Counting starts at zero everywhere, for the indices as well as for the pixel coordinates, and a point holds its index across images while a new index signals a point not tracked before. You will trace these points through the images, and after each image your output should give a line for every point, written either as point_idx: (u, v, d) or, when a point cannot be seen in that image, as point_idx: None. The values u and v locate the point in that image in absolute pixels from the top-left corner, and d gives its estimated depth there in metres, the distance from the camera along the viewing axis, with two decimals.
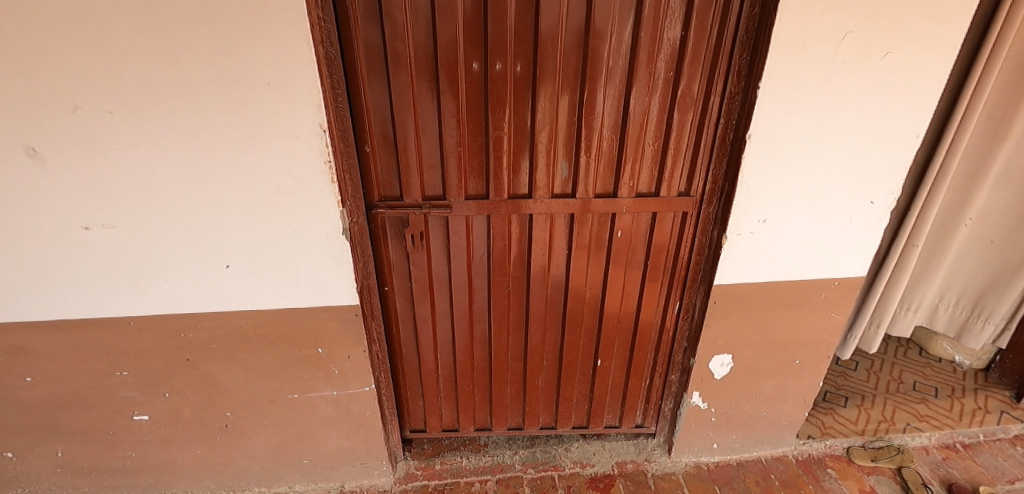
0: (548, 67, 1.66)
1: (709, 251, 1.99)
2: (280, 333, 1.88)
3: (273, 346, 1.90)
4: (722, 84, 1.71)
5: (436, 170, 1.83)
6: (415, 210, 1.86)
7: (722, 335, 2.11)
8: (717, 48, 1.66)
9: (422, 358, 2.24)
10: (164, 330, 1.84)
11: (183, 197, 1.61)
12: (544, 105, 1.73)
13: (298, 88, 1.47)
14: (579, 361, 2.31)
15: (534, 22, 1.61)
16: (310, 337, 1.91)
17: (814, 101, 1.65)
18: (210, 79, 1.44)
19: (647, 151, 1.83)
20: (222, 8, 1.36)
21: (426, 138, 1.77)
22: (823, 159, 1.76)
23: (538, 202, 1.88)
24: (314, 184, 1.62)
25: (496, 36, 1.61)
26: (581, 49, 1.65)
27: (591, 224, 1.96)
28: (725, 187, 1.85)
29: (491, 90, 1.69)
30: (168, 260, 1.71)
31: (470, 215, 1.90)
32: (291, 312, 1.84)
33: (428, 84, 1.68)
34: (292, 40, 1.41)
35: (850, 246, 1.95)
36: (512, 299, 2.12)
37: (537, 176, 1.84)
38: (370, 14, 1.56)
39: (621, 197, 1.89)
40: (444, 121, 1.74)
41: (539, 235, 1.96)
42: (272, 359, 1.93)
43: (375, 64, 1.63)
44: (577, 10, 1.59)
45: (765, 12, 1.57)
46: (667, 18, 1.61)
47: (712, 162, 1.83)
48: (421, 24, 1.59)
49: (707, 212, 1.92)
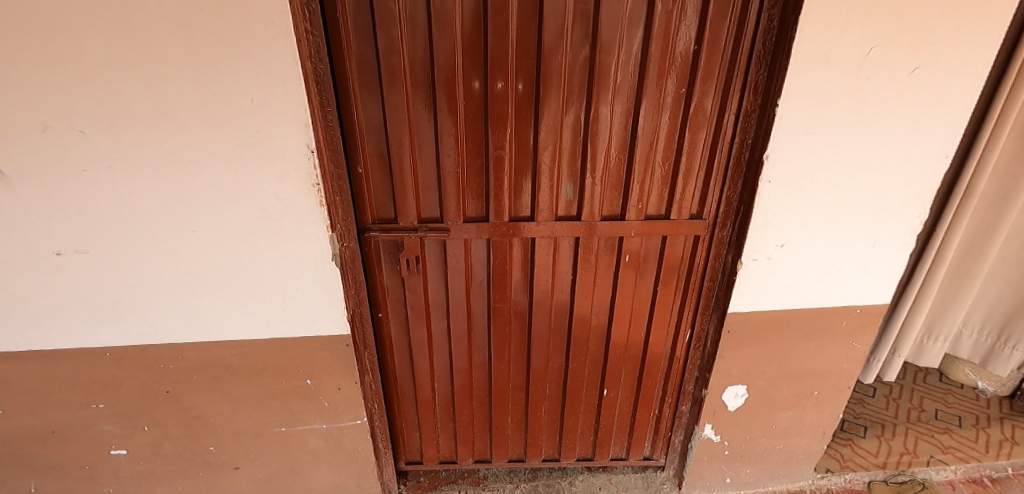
0: (552, 85, 1.57)
1: (723, 277, 1.88)
2: (268, 364, 1.77)
3: (259, 378, 1.79)
4: (737, 101, 1.60)
5: (433, 191, 1.73)
6: (410, 234, 1.76)
7: (737, 365, 1.98)
8: (731, 63, 1.56)
9: (418, 387, 2.12)
10: (143, 361, 1.73)
11: (162, 221, 1.50)
12: (548, 123, 1.63)
13: (284, 106, 1.37)
14: (584, 390, 2.18)
15: (537, 36, 1.51)
16: (300, 368, 1.79)
17: (835, 119, 1.55)
18: (189, 96, 1.34)
19: (656, 171, 1.72)
20: (202, 20, 1.26)
21: (423, 158, 1.67)
22: (844, 180, 1.65)
23: (541, 225, 1.78)
24: (302, 207, 1.51)
25: (498, 52, 1.52)
26: (587, 64, 1.55)
27: (597, 248, 1.85)
28: (740, 209, 1.74)
29: (491, 107, 1.59)
30: (146, 287, 1.60)
31: (469, 239, 1.79)
32: (278, 342, 1.73)
33: (425, 102, 1.58)
34: (277, 55, 1.31)
35: (873, 272, 1.83)
36: (514, 326, 2.01)
37: (539, 198, 1.74)
38: (364, 27, 1.47)
39: (628, 220, 1.79)
40: (441, 140, 1.64)
41: (543, 260, 1.85)
42: (258, 391, 1.82)
43: (369, 80, 1.54)
44: (583, 24, 1.50)
45: (784, 26, 1.47)
46: (679, 32, 1.52)
47: (726, 183, 1.72)
48: (417, 40, 1.50)
49: (720, 236, 1.81)
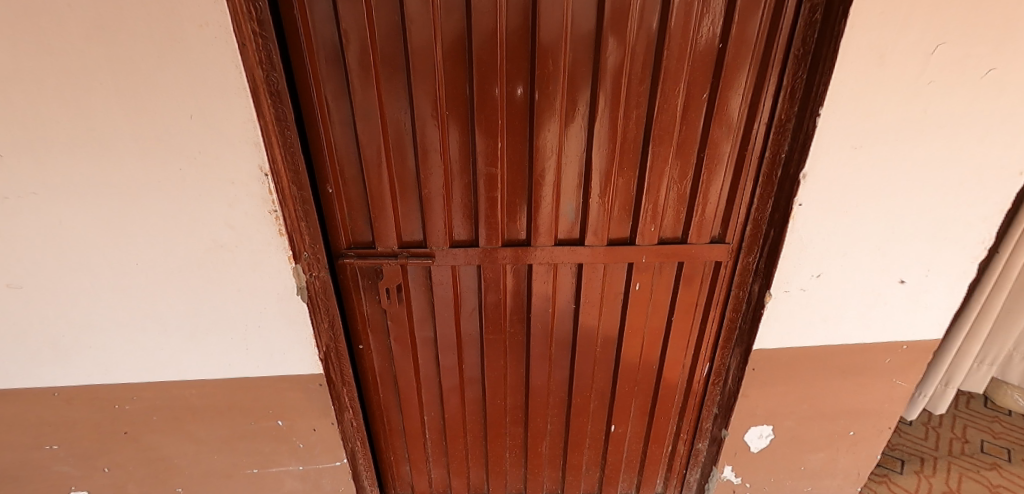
0: (550, 92, 1.34)
1: (748, 308, 1.64)
2: (234, 406, 1.59)
3: (225, 420, 1.61)
4: (768, 108, 1.35)
5: (415, 211, 1.51)
6: (389, 260, 1.55)
7: (762, 405, 1.75)
8: (763, 65, 1.30)
9: (405, 422, 1.91)
10: (96, 401, 1.55)
11: (100, 252, 1.31)
12: (546, 135, 1.40)
13: (228, 122, 1.17)
14: (590, 426, 1.96)
15: (532, 34, 1.28)
16: (268, 409, 1.61)
17: (887, 130, 1.29)
18: (117, 112, 1.15)
19: (673, 188, 1.48)
20: (124, 24, 1.06)
21: (403, 175, 1.45)
22: (896, 202, 1.39)
23: (539, 250, 1.56)
24: (258, 236, 1.31)
25: (485, 55, 1.29)
26: (592, 66, 1.32)
27: (602, 274, 1.61)
28: (770, 233, 1.49)
29: (480, 117, 1.36)
30: (91, 324, 1.42)
31: (457, 265, 1.58)
32: (244, 381, 1.55)
33: (403, 113, 1.37)
34: (215, 63, 1.11)
35: (924, 304, 1.58)
36: (510, 358, 1.79)
37: (537, 220, 1.51)
38: (328, 26, 1.25)
39: (640, 245, 1.55)
40: (423, 154, 1.41)
41: (541, 288, 1.63)
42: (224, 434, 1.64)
43: (336, 89, 1.33)
44: (587, 20, 1.26)
45: (829, 19, 1.21)
46: (702, 27, 1.27)
47: (753, 203, 1.48)
48: (390, 41, 1.28)
49: (745, 263, 1.57)
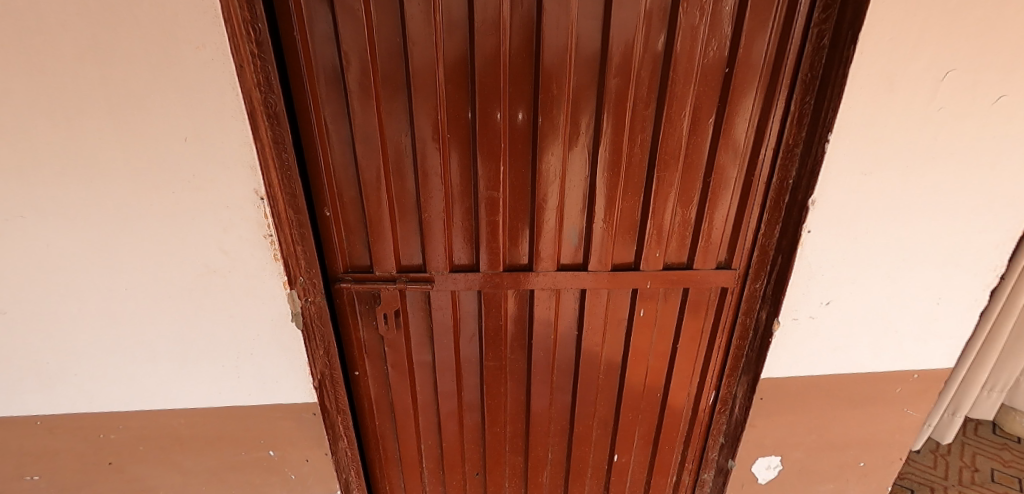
0: (553, 116, 1.31)
1: (755, 335, 1.59)
2: (224, 435, 1.53)
3: (214, 450, 1.55)
4: (775, 133, 1.33)
5: (415, 235, 1.48)
6: (387, 285, 1.51)
7: (771, 435, 1.69)
8: (770, 90, 1.28)
9: (401, 451, 1.85)
10: (80, 430, 1.49)
11: (88, 276, 1.27)
12: (549, 159, 1.37)
13: (224, 145, 1.14)
14: (592, 455, 1.89)
15: (536, 58, 1.26)
16: (260, 438, 1.55)
17: (897, 157, 1.27)
18: (110, 134, 1.11)
19: (679, 213, 1.45)
20: (119, 46, 1.04)
21: (402, 198, 1.42)
22: (906, 229, 1.36)
23: (541, 275, 1.52)
24: (252, 261, 1.27)
25: (487, 79, 1.27)
26: (597, 91, 1.30)
27: (606, 300, 1.57)
28: (778, 259, 1.46)
29: (481, 141, 1.34)
30: (76, 350, 1.37)
31: (457, 290, 1.54)
32: (234, 410, 1.49)
33: (403, 135, 1.34)
34: (212, 85, 1.09)
35: (935, 332, 1.54)
36: (510, 385, 1.74)
37: (539, 246, 1.48)
38: (329, 48, 1.24)
39: (644, 270, 1.52)
40: (423, 177, 1.38)
41: (542, 313, 1.59)
42: (213, 465, 1.57)
43: (336, 111, 1.30)
44: (592, 44, 1.25)
45: (838, 44, 1.19)
46: (709, 52, 1.25)
47: (761, 229, 1.45)
48: (392, 63, 1.26)
49: (753, 289, 1.54)
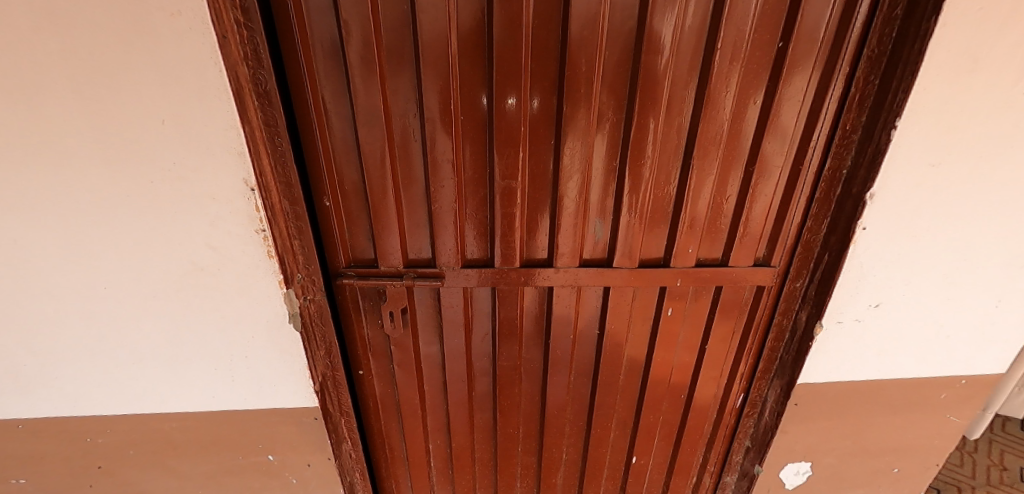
0: (581, 96, 1.16)
1: (791, 337, 1.47)
2: (219, 439, 1.43)
3: (210, 453, 1.45)
4: (830, 117, 1.18)
5: (424, 227, 1.35)
6: (394, 281, 1.38)
7: (802, 441, 1.59)
8: (828, 67, 1.13)
9: (408, 451, 1.75)
10: (66, 433, 1.39)
11: (64, 273, 1.14)
12: (574, 144, 1.22)
13: (207, 129, 1.00)
14: (609, 457, 1.80)
15: (562, 30, 1.10)
16: (257, 440, 1.44)
17: (970, 145, 1.12)
18: (79, 116, 0.98)
19: (716, 205, 1.31)
20: (82, 13, 0.89)
21: (409, 186, 1.28)
22: (971, 226, 1.22)
23: (561, 272, 1.39)
24: (243, 258, 1.14)
25: (506, 53, 1.11)
26: (631, 68, 1.14)
27: (632, 298, 1.45)
28: (824, 257, 1.32)
29: (498, 124, 1.19)
30: (56, 351, 1.26)
31: (469, 287, 1.41)
32: (229, 414, 1.39)
33: (412, 117, 1.20)
34: (190, 59, 0.94)
35: (989, 337, 1.41)
36: (525, 386, 1.63)
37: (560, 240, 1.35)
38: (327, 16, 1.08)
39: (675, 267, 1.39)
40: (433, 164, 1.24)
41: (561, 312, 1.46)
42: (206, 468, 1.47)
43: (336, 89, 1.16)
44: (627, 15, 1.09)
45: (914, 14, 1.03)
46: (761, 23, 1.09)
47: (806, 223, 1.31)
48: (398, 35, 1.10)
49: (792, 288, 1.41)
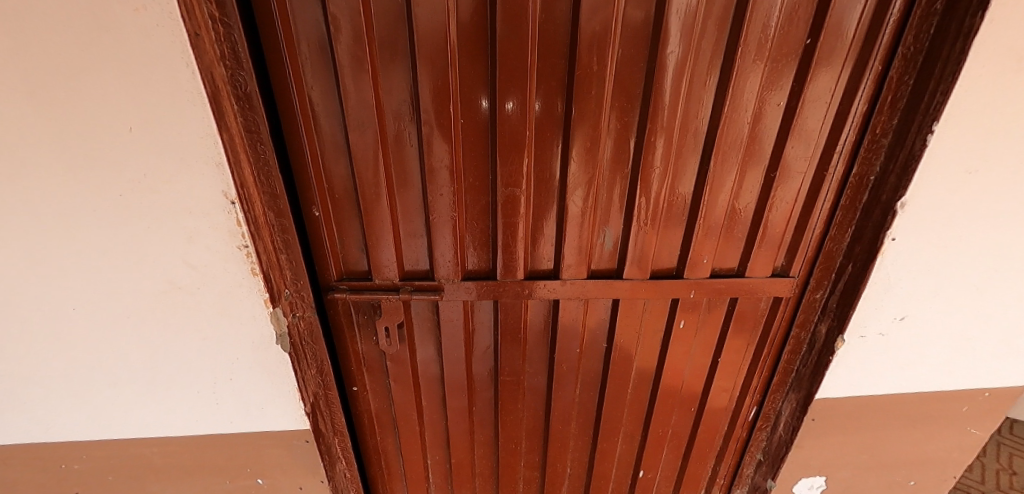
0: (591, 97, 1.07)
1: (809, 350, 1.40)
2: (207, 464, 1.34)
3: (197, 479, 1.36)
4: (859, 120, 1.09)
5: (421, 237, 1.26)
6: (389, 295, 1.29)
7: (818, 456, 1.52)
8: (859, 66, 1.04)
9: (406, 468, 1.67)
10: (39, 461, 1.29)
11: (29, 293, 1.05)
12: (583, 149, 1.13)
13: (180, 137, 0.90)
14: (615, 471, 1.72)
15: (572, 26, 1.01)
16: (247, 465, 1.36)
17: (1010, 151, 1.04)
18: (37, 123, 0.88)
19: (733, 213, 1.23)
20: (34, 8, 0.79)
21: (405, 194, 1.19)
22: (1005, 236, 1.15)
23: (568, 284, 1.30)
24: (224, 276, 1.05)
25: (511, 51, 1.02)
26: (647, 68, 1.05)
27: (642, 311, 1.37)
28: (847, 267, 1.24)
29: (501, 127, 1.10)
30: (24, 375, 1.16)
31: (469, 300, 1.32)
32: (216, 439, 1.29)
33: (407, 120, 1.10)
34: (158, 59, 0.84)
35: (1016, 349, 1.34)
36: (528, 400, 1.55)
37: (567, 250, 1.26)
38: (313, 10, 0.98)
39: (688, 279, 1.31)
40: (430, 171, 1.15)
41: (568, 325, 1.38)
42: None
43: (324, 90, 1.06)
44: (643, 9, 1.00)
45: (955, 9, 0.94)
46: (789, 17, 1.00)
47: (828, 232, 1.23)
48: (393, 31, 1.01)
49: (812, 300, 1.33)
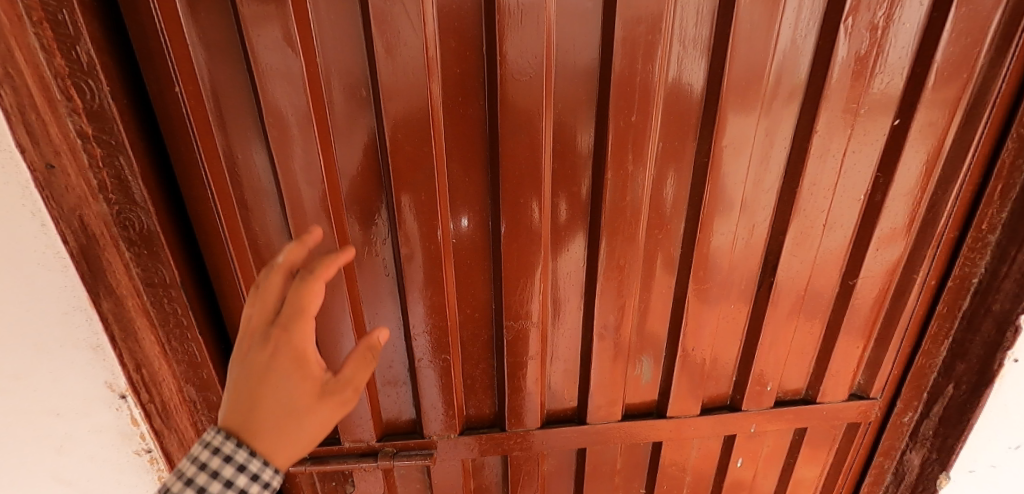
0: (626, 204, 0.81)
1: (896, 483, 1.12)
2: (279, 386, 0.52)
3: (196, 460, 0.52)
4: (957, 215, 0.88)
5: (403, 383, 0.96)
6: (364, 464, 0.96)
7: None
8: (958, 151, 0.83)
9: None
10: None
11: None
12: (615, 268, 0.86)
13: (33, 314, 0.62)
14: None
15: (599, 118, 0.76)
16: (327, 258, 0.53)
17: None
18: None
19: (802, 328, 0.98)
20: None
21: (379, 333, 0.90)
22: None
23: (598, 428, 1.01)
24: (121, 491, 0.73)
25: (518, 154, 0.75)
26: (694, 164, 0.81)
27: (691, 450, 1.08)
28: (947, 389, 0.99)
29: (507, 249, 0.82)
30: None
31: (470, 459, 1.01)
32: (280, 371, 0.52)
33: (379, 243, 0.82)
34: None
35: None
36: None
37: (596, 389, 0.97)
38: (241, 109, 0.70)
39: (747, 411, 1.04)
40: (410, 305, 0.85)
41: (599, 475, 1.08)
42: (231, 474, 0.51)
43: (258, 210, 0.76)
44: (690, 95, 0.76)
45: None
46: (876, 96, 0.78)
47: (919, 346, 0.99)
48: (352, 130, 0.73)
49: (899, 423, 1.07)
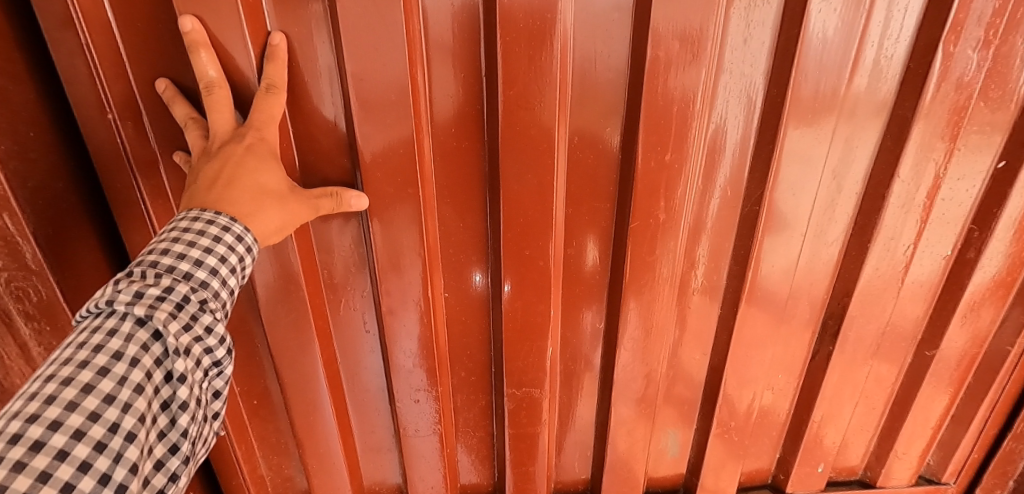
0: (656, 259, 0.67)
1: None
2: (256, 170, 0.47)
3: (178, 227, 0.44)
4: None
5: (387, 448, 0.83)
6: None
7: None
8: None
9: None
10: None
11: None
12: (643, 331, 0.72)
13: None
14: None
15: (627, 156, 0.62)
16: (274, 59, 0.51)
17: None
18: None
19: (866, 405, 0.82)
20: None
21: (361, 393, 0.77)
22: None
23: None
24: None
25: (527, 199, 0.62)
26: (742, 212, 0.66)
27: None
28: None
29: (511, 308, 0.68)
30: None
31: None
32: (246, 188, 0.46)
33: (359, 295, 0.69)
34: None
35: None
36: None
37: (614, 466, 0.83)
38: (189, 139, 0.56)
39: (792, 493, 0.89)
40: (395, 368, 0.72)
41: None
42: (207, 247, 0.43)
43: None
44: (741, 130, 0.62)
45: None
46: (976, 132, 0.62)
47: (1008, 427, 0.83)
48: (324, 166, 0.60)
49: None
